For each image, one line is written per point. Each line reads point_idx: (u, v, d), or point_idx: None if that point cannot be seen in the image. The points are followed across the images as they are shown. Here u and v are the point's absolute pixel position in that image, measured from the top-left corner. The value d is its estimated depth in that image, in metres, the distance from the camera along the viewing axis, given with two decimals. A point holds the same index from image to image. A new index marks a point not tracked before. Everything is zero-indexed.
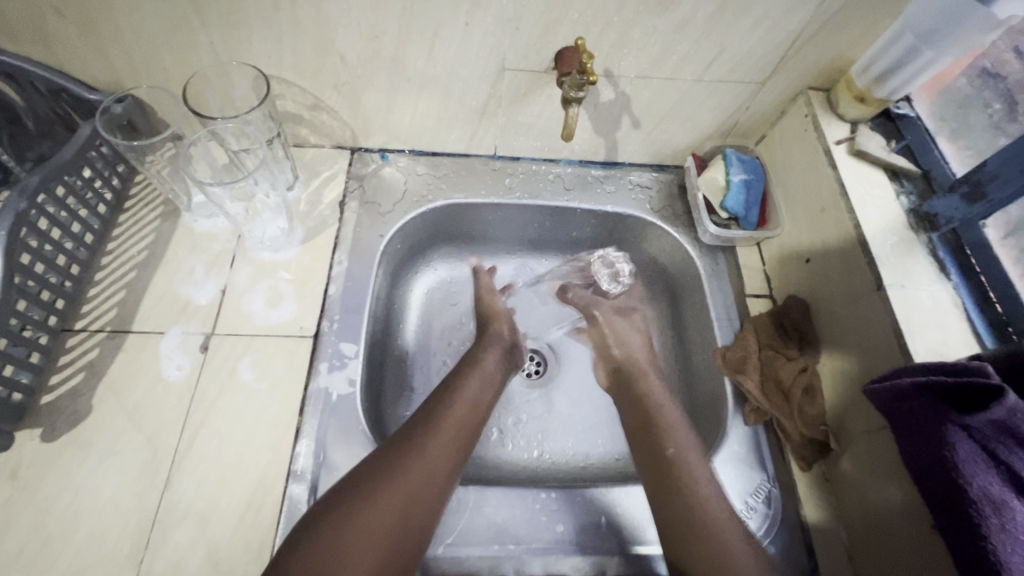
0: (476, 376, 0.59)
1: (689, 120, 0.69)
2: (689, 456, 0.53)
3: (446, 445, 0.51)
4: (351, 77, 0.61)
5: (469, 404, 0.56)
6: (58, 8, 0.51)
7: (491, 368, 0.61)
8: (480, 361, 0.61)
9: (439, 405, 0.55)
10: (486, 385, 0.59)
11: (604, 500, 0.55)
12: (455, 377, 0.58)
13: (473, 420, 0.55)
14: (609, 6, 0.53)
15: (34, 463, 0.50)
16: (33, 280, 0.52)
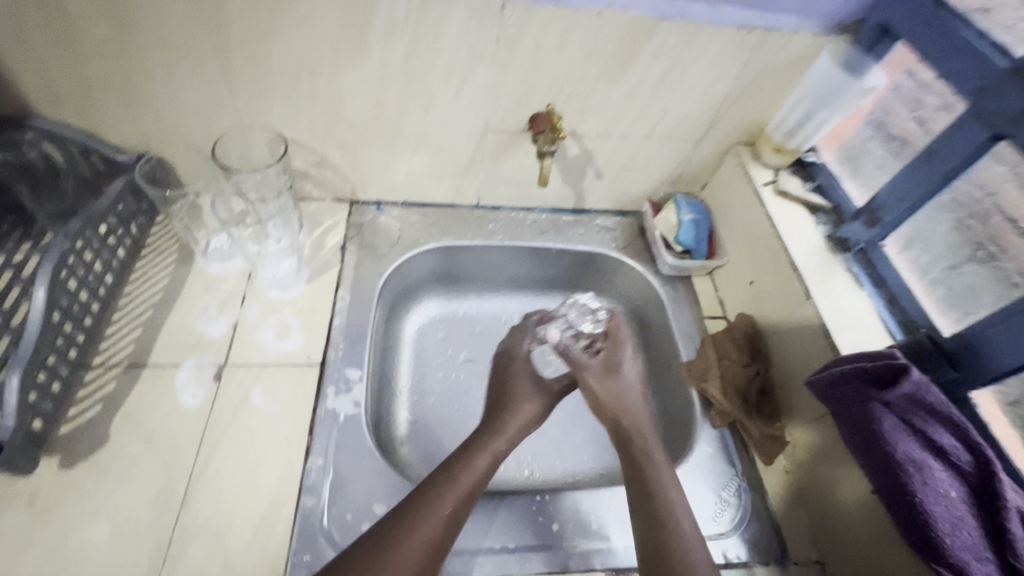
0: (465, 476, 0.53)
1: (642, 171, 0.81)
2: (682, 523, 0.52)
3: (410, 561, 0.46)
4: (355, 139, 0.71)
5: (443, 514, 0.50)
6: (104, 82, 0.61)
7: (482, 462, 0.56)
8: (471, 459, 0.55)
9: (457, 460, 0.55)
10: (474, 486, 0.53)
11: (594, 499, 0.61)
12: (444, 469, 0.54)
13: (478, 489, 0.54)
14: (572, 79, 0.66)
15: (51, 489, 0.52)
16: (62, 315, 0.57)
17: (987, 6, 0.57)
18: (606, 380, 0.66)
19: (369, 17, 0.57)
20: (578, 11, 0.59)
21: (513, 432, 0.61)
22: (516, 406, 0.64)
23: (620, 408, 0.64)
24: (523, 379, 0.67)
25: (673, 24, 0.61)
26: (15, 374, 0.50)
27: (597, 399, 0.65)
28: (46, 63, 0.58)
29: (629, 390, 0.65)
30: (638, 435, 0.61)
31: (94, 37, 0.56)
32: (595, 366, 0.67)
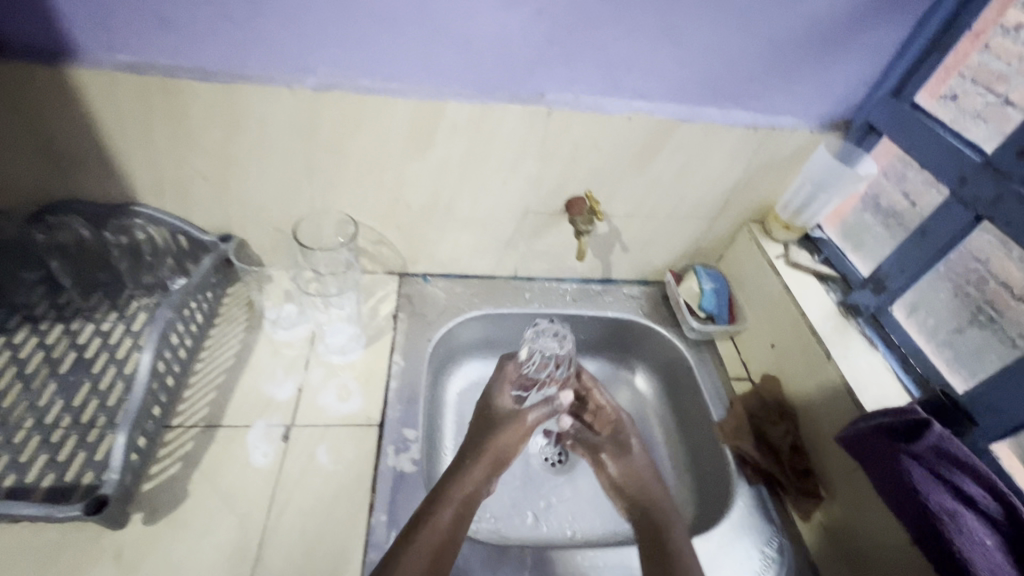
0: (429, 537, 0.54)
1: (664, 245, 0.90)
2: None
3: None
4: (411, 220, 0.80)
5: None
6: (205, 175, 0.71)
7: (444, 518, 0.56)
8: (435, 515, 0.56)
9: (432, 507, 0.57)
10: (439, 546, 0.54)
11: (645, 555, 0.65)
12: (420, 519, 0.55)
13: (452, 543, 0.55)
14: (604, 170, 0.77)
15: (136, 545, 0.55)
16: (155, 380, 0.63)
17: (955, 93, 0.68)
18: (619, 457, 0.72)
19: (437, 123, 0.68)
20: (611, 116, 0.70)
21: (481, 477, 0.62)
22: (482, 445, 0.64)
23: (642, 484, 0.68)
24: (505, 418, 0.68)
25: (691, 124, 0.72)
26: (122, 434, 0.56)
27: (617, 481, 0.70)
28: (160, 159, 0.69)
29: (641, 465, 0.70)
30: (658, 508, 0.64)
31: (205, 140, 0.67)
32: (606, 446, 0.74)
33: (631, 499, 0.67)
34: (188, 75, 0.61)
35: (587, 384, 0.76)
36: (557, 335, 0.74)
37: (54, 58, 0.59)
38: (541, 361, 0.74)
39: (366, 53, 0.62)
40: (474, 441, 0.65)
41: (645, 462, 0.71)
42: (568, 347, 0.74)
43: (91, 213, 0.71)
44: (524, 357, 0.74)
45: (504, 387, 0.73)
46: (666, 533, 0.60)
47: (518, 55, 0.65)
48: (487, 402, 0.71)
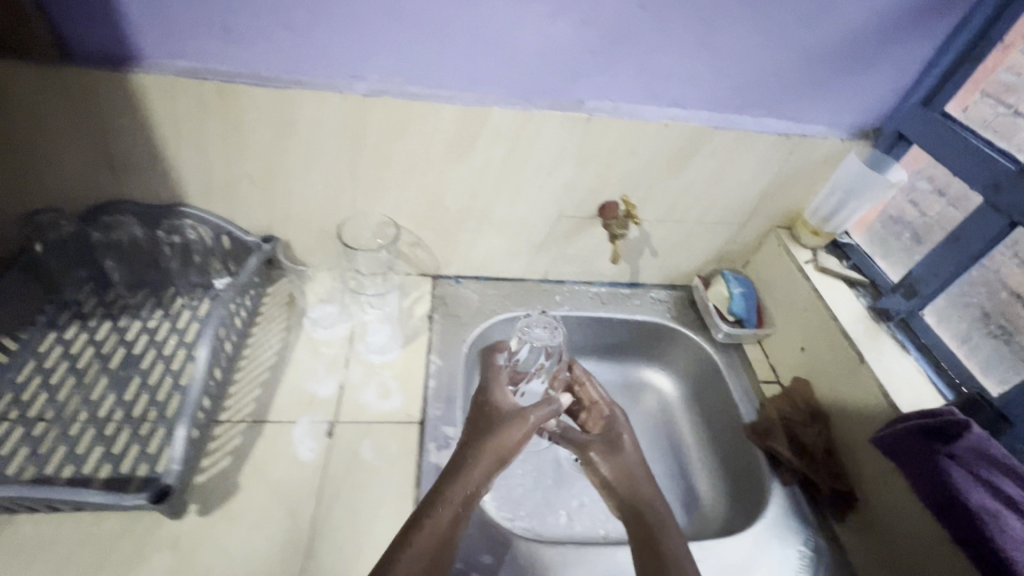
0: (428, 535, 0.51)
1: (692, 250, 0.92)
2: None
3: None
4: (448, 223, 0.82)
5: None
6: (252, 177, 0.73)
7: (441, 524, 0.53)
8: (435, 513, 0.53)
9: (432, 503, 0.54)
10: (436, 552, 0.51)
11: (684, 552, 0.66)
12: (419, 517, 0.53)
13: (450, 543, 0.52)
14: (638, 176, 0.79)
15: (192, 536, 0.57)
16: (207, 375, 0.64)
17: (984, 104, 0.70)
18: (609, 452, 0.67)
19: (479, 128, 0.70)
20: (647, 123, 0.72)
21: (476, 485, 0.56)
22: (479, 447, 0.59)
23: (634, 484, 0.63)
24: (501, 409, 0.64)
25: (725, 132, 0.74)
26: (180, 427, 0.57)
27: (607, 480, 0.64)
28: (210, 162, 0.71)
29: (635, 462, 0.65)
30: (651, 509, 0.59)
31: (255, 143, 0.69)
32: (595, 444, 0.68)
33: (623, 500, 0.62)
34: (247, 81, 0.63)
35: (579, 377, 0.78)
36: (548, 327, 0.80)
37: (117, 64, 0.61)
38: (531, 352, 0.80)
39: (414, 60, 0.64)
40: (474, 432, 0.61)
41: (637, 458, 0.66)
42: (558, 342, 0.80)
43: (143, 214, 0.74)
44: (517, 349, 0.80)
45: (497, 379, 0.70)
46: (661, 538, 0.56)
47: (562, 64, 0.67)
48: (483, 392, 0.67)
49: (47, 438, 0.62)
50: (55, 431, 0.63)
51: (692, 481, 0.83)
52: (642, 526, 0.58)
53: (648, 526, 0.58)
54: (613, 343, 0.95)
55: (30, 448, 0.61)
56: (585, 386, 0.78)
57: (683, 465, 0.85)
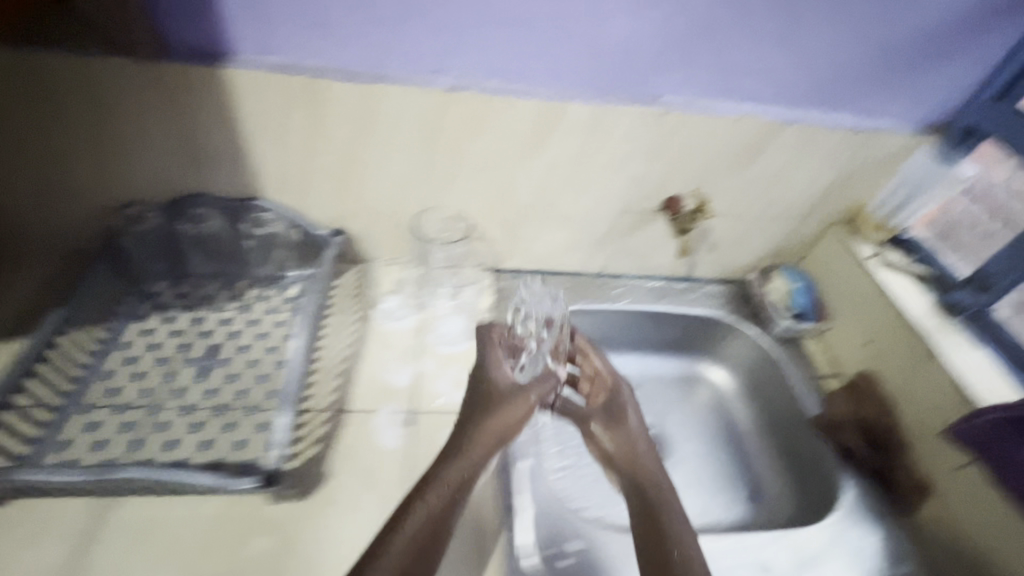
0: (426, 508, 0.53)
1: (749, 245, 0.92)
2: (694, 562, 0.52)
3: None
4: (514, 217, 0.83)
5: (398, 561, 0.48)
6: (328, 171, 0.74)
7: (435, 508, 0.53)
8: (431, 490, 0.54)
9: (428, 480, 0.55)
10: (428, 534, 0.51)
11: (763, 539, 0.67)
12: (418, 493, 0.54)
13: (446, 515, 0.53)
14: (705, 171, 0.79)
15: (291, 521, 0.58)
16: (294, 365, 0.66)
17: None
18: (610, 429, 0.69)
19: (556, 122, 0.71)
20: (720, 117, 0.73)
21: (466, 472, 0.57)
22: (470, 431, 0.60)
23: (634, 458, 0.64)
24: (498, 387, 0.65)
25: (795, 127, 0.75)
26: None
27: (608, 453, 0.67)
28: (289, 156, 0.72)
29: (636, 437, 0.67)
30: (653, 483, 0.61)
31: (334, 136, 0.70)
32: (595, 418, 0.70)
33: (624, 473, 0.64)
34: (334, 75, 0.64)
35: (580, 347, 0.77)
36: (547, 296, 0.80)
37: (210, 59, 0.62)
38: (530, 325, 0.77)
39: (498, 55, 0.65)
40: (469, 410, 0.63)
41: (637, 433, 0.67)
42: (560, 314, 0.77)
43: (222, 207, 0.75)
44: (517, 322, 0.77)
45: (496, 354, 0.69)
46: (660, 514, 0.57)
47: (641, 58, 0.67)
48: (483, 368, 0.68)
49: (142, 424, 0.63)
50: (149, 418, 0.64)
51: (754, 473, 0.85)
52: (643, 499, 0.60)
53: (646, 497, 0.60)
54: (666, 338, 0.95)
55: (128, 434, 0.62)
56: (585, 358, 0.76)
57: (744, 458, 0.87)
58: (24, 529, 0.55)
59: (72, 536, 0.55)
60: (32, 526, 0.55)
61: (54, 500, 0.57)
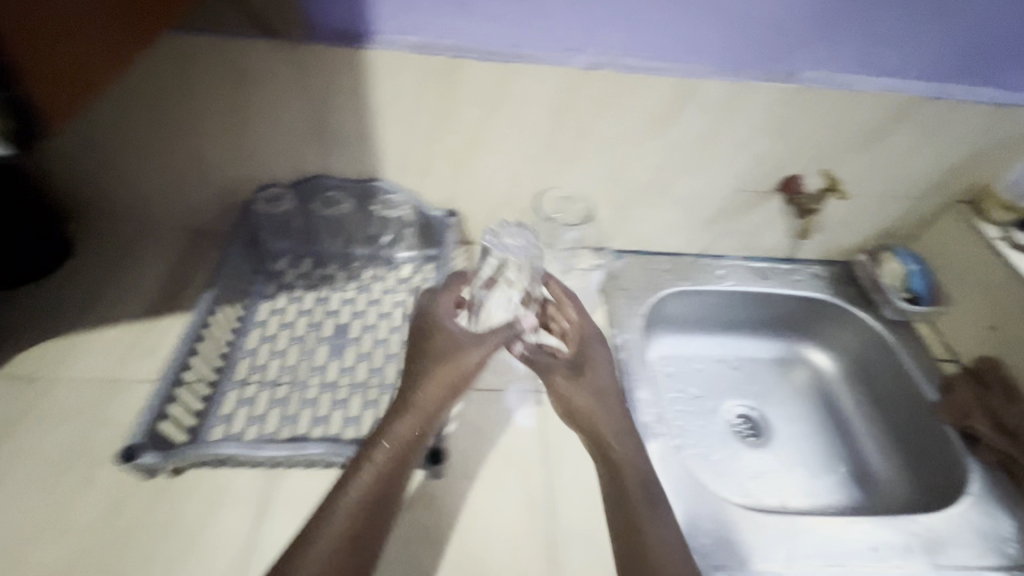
0: (374, 465, 0.53)
1: (860, 226, 0.89)
2: (665, 526, 0.53)
3: (332, 546, 0.48)
4: (625, 197, 0.82)
5: (352, 518, 0.50)
6: (450, 152, 0.74)
7: (388, 468, 0.53)
8: (376, 445, 0.54)
9: (372, 437, 0.55)
10: (378, 492, 0.52)
11: (906, 521, 0.66)
12: (365, 449, 0.54)
13: (399, 469, 0.54)
14: (829, 151, 0.77)
15: (443, 495, 0.61)
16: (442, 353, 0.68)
17: None
18: (577, 382, 0.64)
19: (687, 100, 0.69)
20: (858, 94, 0.70)
21: (415, 430, 0.56)
22: (416, 391, 0.58)
23: (598, 417, 0.62)
24: (450, 339, 0.62)
25: (935, 102, 0.71)
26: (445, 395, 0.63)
27: (567, 408, 0.64)
28: (414, 138, 0.72)
29: (604, 389, 0.64)
30: (622, 448, 0.59)
31: (462, 117, 0.70)
32: (557, 370, 0.66)
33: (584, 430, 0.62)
34: (473, 56, 0.64)
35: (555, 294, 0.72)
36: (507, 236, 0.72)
37: (352, 41, 0.62)
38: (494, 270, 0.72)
39: (639, 32, 0.63)
40: (413, 363, 0.61)
41: (605, 385, 0.65)
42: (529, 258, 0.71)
43: (353, 190, 0.77)
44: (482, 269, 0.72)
45: (448, 308, 0.66)
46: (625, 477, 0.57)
47: (783, 33, 0.64)
48: (433, 317, 0.64)
49: (291, 400, 0.66)
50: (297, 394, 0.67)
51: (864, 455, 0.85)
52: (615, 465, 0.59)
53: (619, 464, 0.58)
54: (768, 321, 0.96)
55: (280, 409, 0.65)
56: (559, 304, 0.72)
57: (851, 440, 0.87)
58: (200, 497, 0.58)
59: (245, 505, 0.58)
60: (207, 495, 0.58)
61: (224, 470, 0.60)
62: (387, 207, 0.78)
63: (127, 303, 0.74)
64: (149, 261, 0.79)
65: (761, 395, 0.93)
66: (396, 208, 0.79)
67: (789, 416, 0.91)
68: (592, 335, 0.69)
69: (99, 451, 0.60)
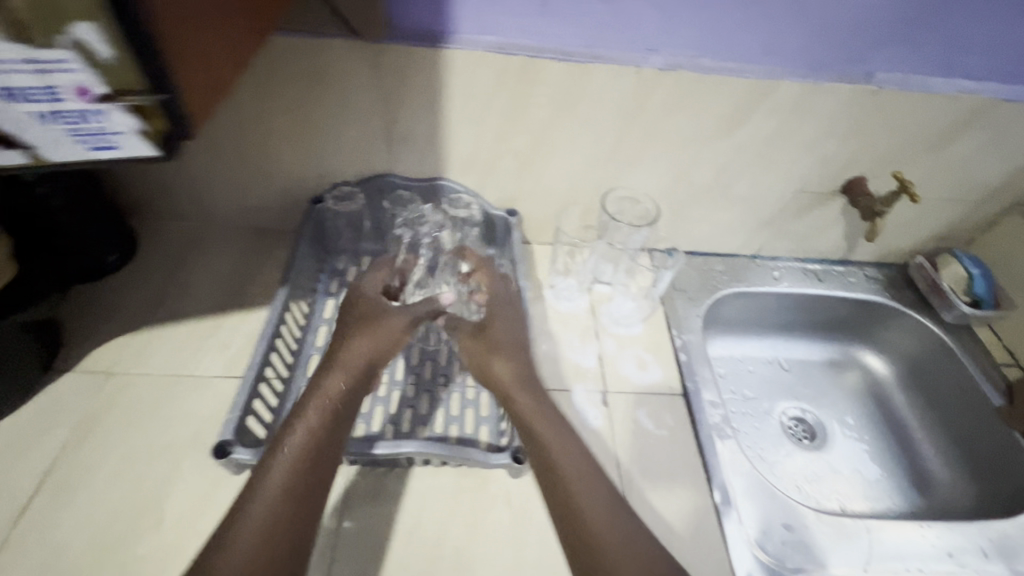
0: (311, 415, 0.53)
1: (918, 228, 0.89)
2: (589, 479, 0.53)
3: (267, 493, 0.47)
4: (685, 198, 0.82)
5: (294, 471, 0.49)
6: (516, 152, 0.75)
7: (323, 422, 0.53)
8: (315, 398, 0.55)
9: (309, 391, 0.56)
10: (320, 447, 0.51)
11: (980, 527, 0.66)
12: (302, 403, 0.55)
13: (337, 420, 0.54)
14: (897, 154, 0.76)
15: (521, 496, 0.61)
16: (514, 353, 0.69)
17: None
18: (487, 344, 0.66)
19: (761, 100, 0.69)
20: (933, 95, 0.69)
21: (346, 385, 0.57)
22: (346, 350, 0.60)
23: (514, 379, 0.62)
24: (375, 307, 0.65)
25: (1012, 106, 0.70)
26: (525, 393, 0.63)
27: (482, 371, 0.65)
28: (482, 138, 0.73)
29: (517, 351, 0.65)
30: (540, 406, 0.60)
31: (533, 118, 0.70)
32: (472, 335, 0.67)
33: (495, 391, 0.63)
34: (552, 57, 0.63)
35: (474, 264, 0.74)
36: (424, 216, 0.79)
37: (428, 41, 0.62)
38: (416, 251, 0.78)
39: (717, 32, 0.63)
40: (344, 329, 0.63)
41: (517, 346, 0.66)
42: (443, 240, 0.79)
43: (420, 189, 0.78)
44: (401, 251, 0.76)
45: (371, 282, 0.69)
46: (539, 425, 0.58)
47: (864, 35, 0.64)
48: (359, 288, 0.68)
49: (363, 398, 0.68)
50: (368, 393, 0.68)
51: (922, 457, 0.85)
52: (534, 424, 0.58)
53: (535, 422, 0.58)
54: (820, 323, 0.95)
55: None
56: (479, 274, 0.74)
57: (909, 443, 0.86)
58: None
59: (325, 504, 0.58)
60: None
61: None
62: (453, 205, 0.79)
63: (192, 299, 0.75)
64: (211, 257, 0.80)
65: (814, 397, 0.93)
66: (460, 207, 0.79)
67: (843, 418, 0.91)
68: (507, 301, 0.71)
69: (180, 448, 0.60)
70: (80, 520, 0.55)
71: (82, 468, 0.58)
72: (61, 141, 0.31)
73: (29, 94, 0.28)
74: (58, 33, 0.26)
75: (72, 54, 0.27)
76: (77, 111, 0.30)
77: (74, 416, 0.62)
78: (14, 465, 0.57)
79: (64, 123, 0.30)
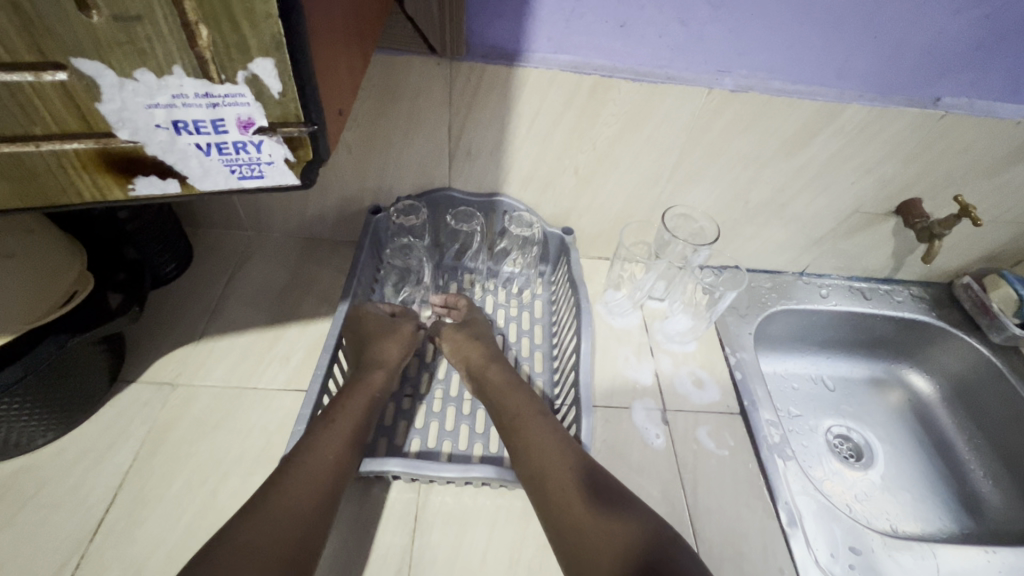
0: (353, 403, 0.59)
1: (966, 250, 0.90)
2: (552, 434, 0.58)
3: (320, 462, 0.51)
4: (740, 215, 0.83)
5: (332, 447, 0.53)
6: (576, 169, 0.75)
7: (358, 410, 0.58)
8: (360, 387, 0.61)
9: (352, 384, 0.62)
10: (353, 430, 0.56)
11: None
12: (345, 392, 0.60)
13: (371, 409, 0.60)
14: (955, 178, 0.77)
15: None
16: (570, 373, 0.70)
17: None
18: (464, 338, 0.71)
19: (827, 123, 0.69)
20: (1000, 121, 0.69)
21: (383, 379, 0.63)
22: (376, 350, 0.66)
23: (488, 364, 0.67)
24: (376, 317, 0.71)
25: None
26: (585, 416, 0.62)
27: (463, 363, 0.69)
28: (543, 156, 0.73)
29: (491, 344, 0.71)
30: (514, 383, 0.65)
31: (596, 137, 0.71)
32: (458, 332, 0.72)
33: (478, 380, 0.66)
34: (623, 77, 0.64)
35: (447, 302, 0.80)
36: (414, 245, 0.82)
37: (504, 60, 0.62)
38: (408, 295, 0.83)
39: (791, 56, 0.62)
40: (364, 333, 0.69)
41: (489, 337, 0.72)
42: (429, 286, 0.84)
43: (479, 205, 0.79)
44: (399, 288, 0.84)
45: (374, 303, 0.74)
46: (505, 394, 0.63)
47: (937, 63, 0.63)
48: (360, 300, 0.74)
49: (418, 413, 0.68)
50: (423, 408, 0.68)
51: (971, 478, 0.84)
52: (501, 396, 0.63)
53: (507, 395, 0.63)
54: (865, 341, 0.95)
55: (408, 422, 0.66)
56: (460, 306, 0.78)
57: (957, 462, 0.86)
58: (353, 509, 0.58)
59: (395, 522, 0.58)
60: (358, 510, 0.58)
61: (369, 486, 0.60)
62: (515, 223, 0.80)
63: (249, 309, 0.74)
64: (265, 267, 0.80)
65: (857, 414, 0.92)
66: (519, 222, 0.80)
67: (889, 437, 0.90)
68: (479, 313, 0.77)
69: (247, 462, 0.60)
70: (147, 538, 0.54)
71: (153, 483, 0.58)
72: (213, 170, 0.32)
73: (195, 126, 0.29)
74: (237, 72, 0.27)
75: (246, 90, 0.28)
76: (236, 142, 0.31)
77: (143, 428, 0.62)
78: (87, 477, 0.57)
79: (220, 154, 0.31)
